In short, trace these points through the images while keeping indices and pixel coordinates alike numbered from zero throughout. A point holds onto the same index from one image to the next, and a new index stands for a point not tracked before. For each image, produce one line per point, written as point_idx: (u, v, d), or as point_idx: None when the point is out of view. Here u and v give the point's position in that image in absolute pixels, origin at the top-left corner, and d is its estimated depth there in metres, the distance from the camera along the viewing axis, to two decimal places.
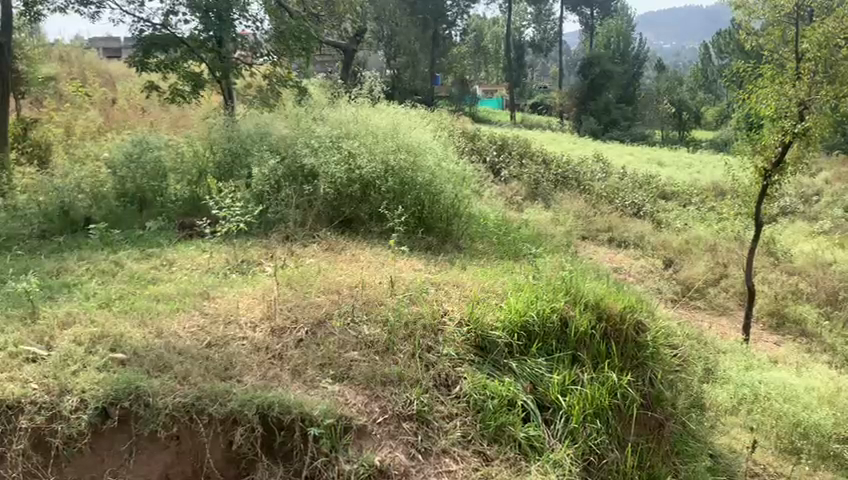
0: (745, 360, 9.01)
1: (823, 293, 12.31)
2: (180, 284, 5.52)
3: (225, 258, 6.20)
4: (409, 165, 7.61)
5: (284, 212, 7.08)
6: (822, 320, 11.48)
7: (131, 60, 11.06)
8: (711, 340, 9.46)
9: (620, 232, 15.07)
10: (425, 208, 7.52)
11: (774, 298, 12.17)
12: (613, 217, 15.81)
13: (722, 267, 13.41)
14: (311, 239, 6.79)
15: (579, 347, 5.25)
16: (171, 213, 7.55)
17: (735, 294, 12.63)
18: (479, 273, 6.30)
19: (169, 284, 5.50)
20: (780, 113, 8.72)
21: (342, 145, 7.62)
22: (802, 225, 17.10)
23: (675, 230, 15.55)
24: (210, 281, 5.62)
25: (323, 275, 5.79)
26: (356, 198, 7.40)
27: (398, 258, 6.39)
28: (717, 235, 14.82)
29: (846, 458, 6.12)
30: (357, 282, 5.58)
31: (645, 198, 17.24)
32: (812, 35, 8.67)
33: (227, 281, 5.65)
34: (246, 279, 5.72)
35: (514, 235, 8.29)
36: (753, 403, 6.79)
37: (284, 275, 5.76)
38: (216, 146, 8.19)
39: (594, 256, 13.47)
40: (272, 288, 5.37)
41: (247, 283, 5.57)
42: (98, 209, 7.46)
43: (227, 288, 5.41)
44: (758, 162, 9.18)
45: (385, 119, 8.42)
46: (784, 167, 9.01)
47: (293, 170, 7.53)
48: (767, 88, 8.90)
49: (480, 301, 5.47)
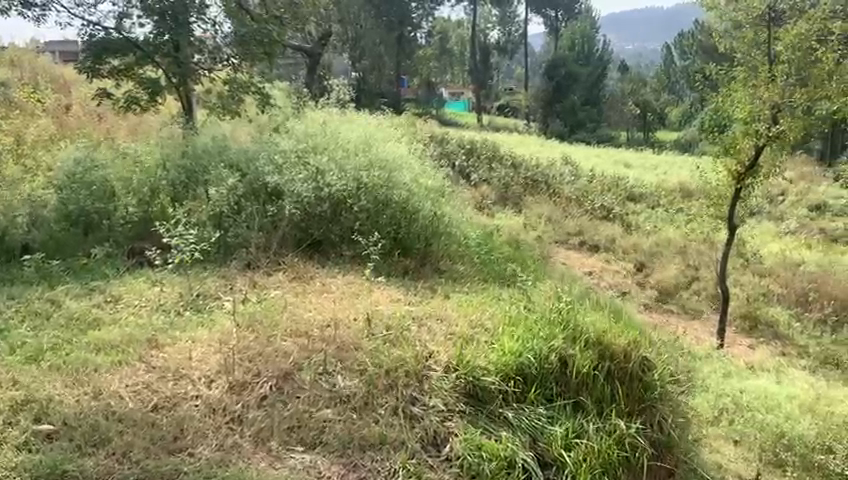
0: (723, 367, 8.44)
1: (792, 294, 12.01)
2: (124, 328, 4.78)
3: (178, 293, 5.51)
4: (384, 182, 6.96)
5: (246, 235, 6.42)
6: (792, 322, 11.16)
7: (79, 67, 10.22)
8: (689, 346, 8.93)
9: (590, 235, 14.58)
10: (403, 229, 6.87)
11: (746, 299, 11.71)
12: (582, 220, 15.29)
13: (692, 270, 13.07)
14: (277, 266, 6.16)
15: (581, 391, 4.67)
16: (119, 238, 6.77)
17: (707, 296, 12.29)
18: (465, 304, 5.67)
19: (112, 328, 4.78)
20: (754, 117, 8.15)
21: (309, 161, 6.93)
22: (770, 224, 16.87)
23: (645, 232, 15.16)
24: (159, 322, 4.92)
25: (290, 312, 5.10)
26: (326, 218, 6.73)
27: (374, 288, 5.77)
28: (686, 238, 14.54)
29: (832, 469, 5.29)
30: (328, 321, 4.92)
31: (614, 200, 16.85)
32: (786, 37, 8.33)
33: (179, 322, 4.95)
34: (201, 319, 5.02)
35: (494, 251, 7.70)
36: (734, 414, 6.15)
37: (243, 313, 5.05)
38: (170, 162, 7.37)
39: (567, 261, 13.00)
40: (231, 330, 4.68)
41: (203, 325, 4.88)
42: (35, 234, 6.65)
43: (181, 331, 4.74)
44: (729, 165, 8.47)
45: (357, 130, 7.72)
46: (757, 171, 8.37)
47: (255, 188, 6.83)
48: (740, 92, 8.31)
49: (468, 341, 4.84)
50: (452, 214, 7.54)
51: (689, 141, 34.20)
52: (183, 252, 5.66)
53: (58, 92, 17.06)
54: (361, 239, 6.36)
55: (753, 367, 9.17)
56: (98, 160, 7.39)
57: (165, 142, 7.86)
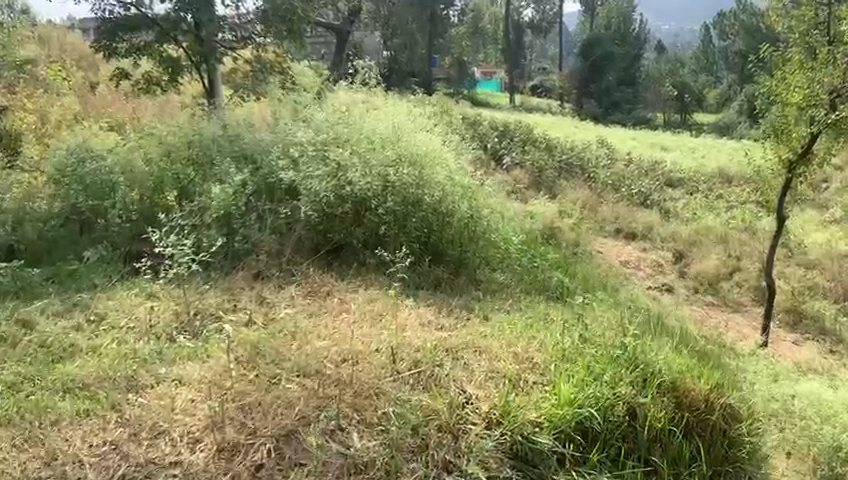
0: (770, 363, 7.44)
1: (842, 288, 10.91)
2: (102, 361, 3.99)
3: (173, 312, 4.74)
4: (414, 179, 6.07)
5: (257, 240, 5.66)
6: (840, 317, 10.16)
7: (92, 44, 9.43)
8: (734, 344, 7.93)
9: (626, 222, 13.29)
10: (435, 234, 6.02)
11: (792, 293, 10.59)
12: (619, 205, 14.09)
13: (734, 260, 11.91)
14: (290, 277, 5.37)
15: (653, 450, 3.81)
16: (116, 240, 5.94)
17: (750, 288, 11.23)
18: (511, 330, 4.77)
19: (89, 360, 3.99)
20: (809, 101, 7.11)
21: (329, 153, 6.04)
22: (819, 212, 15.63)
23: (686, 220, 14.04)
24: (145, 352, 4.12)
25: (301, 340, 4.28)
26: (348, 220, 5.92)
27: (401, 307, 4.96)
28: (728, 226, 13.28)
29: None
30: (346, 354, 4.10)
31: (652, 186, 15.40)
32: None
33: (169, 351, 4.15)
34: (197, 347, 4.22)
35: (535, 254, 6.80)
36: (784, 420, 4.92)
37: (244, 341, 4.22)
38: (175, 153, 6.52)
39: (605, 251, 12.00)
40: (229, 366, 3.86)
41: (197, 359, 4.07)
42: (25, 234, 5.92)
43: (169, 367, 3.91)
44: (782, 152, 7.53)
45: (384, 120, 6.80)
46: (812, 160, 7.43)
47: (268, 185, 6.02)
48: (798, 73, 7.23)
49: (515, 385, 4.00)
50: (491, 215, 6.65)
51: (728, 123, 32.61)
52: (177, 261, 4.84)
53: (77, 70, 16.33)
54: (386, 255, 5.56)
55: (802, 366, 8.13)
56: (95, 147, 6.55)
57: (172, 129, 7.01)
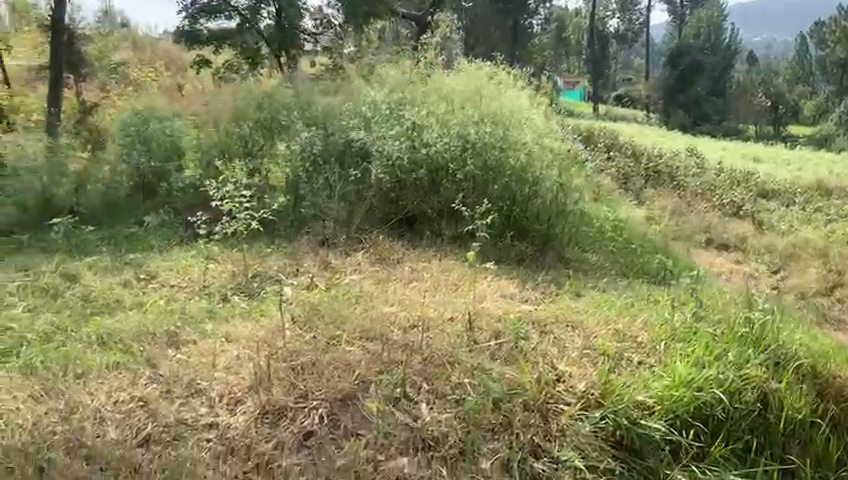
0: None
1: None
2: (144, 317, 3.54)
3: (230, 273, 4.30)
4: (496, 140, 5.26)
5: (325, 206, 5.20)
6: None
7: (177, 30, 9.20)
8: None
9: None
10: (520, 205, 5.30)
11: None
12: None
13: None
14: (357, 244, 4.90)
15: (787, 445, 3.13)
16: (178, 204, 5.63)
17: None
18: (608, 308, 4.10)
19: (130, 315, 3.57)
20: None
21: (403, 113, 5.40)
22: None
23: None
24: (192, 310, 3.66)
25: (365, 305, 3.75)
26: (423, 187, 5.31)
27: (480, 278, 4.36)
28: None
29: None
30: (417, 319, 3.56)
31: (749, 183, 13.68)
32: None
33: (218, 311, 3.68)
34: (251, 308, 3.74)
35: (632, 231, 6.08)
36: None
37: (302, 303, 3.70)
38: (246, 118, 5.93)
39: None
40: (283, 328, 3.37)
41: (248, 319, 3.58)
42: (86, 196, 5.62)
43: (218, 325, 3.44)
44: None
45: (473, 69, 5.89)
46: None
47: (337, 148, 5.41)
48: None
49: (614, 364, 3.37)
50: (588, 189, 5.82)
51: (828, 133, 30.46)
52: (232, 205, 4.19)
53: None
54: (466, 209, 4.93)
55: None
56: (160, 104, 6.15)
57: (240, 85, 6.51)
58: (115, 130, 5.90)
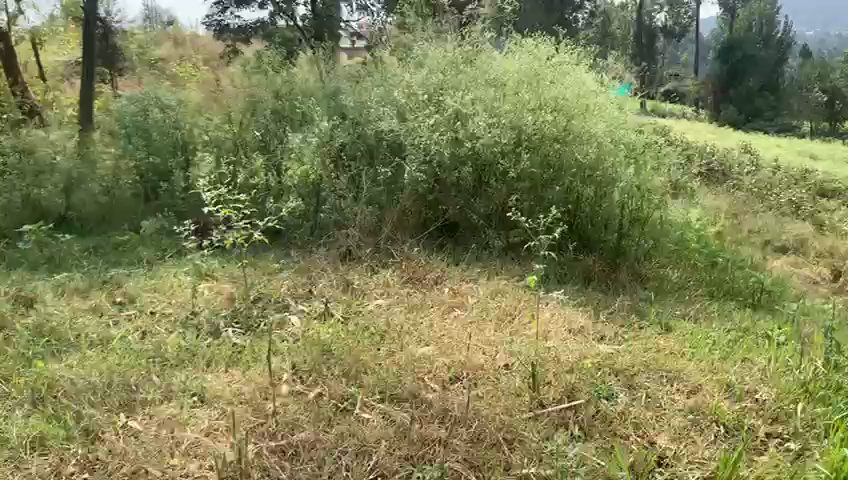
0: None
1: None
2: (101, 362, 2.69)
3: (227, 297, 3.44)
4: (559, 131, 4.23)
5: (351, 210, 4.33)
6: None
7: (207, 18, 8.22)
8: None
9: None
10: (586, 211, 4.34)
11: None
12: None
13: None
14: (387, 258, 4.01)
15: None
16: (181, 209, 4.78)
17: None
18: (708, 350, 3.16)
19: (87, 359, 2.74)
20: None
21: (443, 99, 4.37)
22: None
23: None
24: (168, 354, 2.82)
25: (393, 345, 2.85)
26: (467, 188, 4.37)
27: (539, 308, 3.42)
28: None
29: None
30: (461, 367, 2.66)
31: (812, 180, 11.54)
32: None
33: (201, 355, 2.81)
34: (243, 350, 2.87)
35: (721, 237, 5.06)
36: None
37: (310, 344, 2.80)
38: (261, 107, 4.90)
39: None
40: (279, 380, 2.52)
41: (236, 367, 2.72)
42: (76, 197, 4.82)
43: (195, 374, 2.58)
44: None
45: (528, 42, 4.75)
46: None
47: (365, 143, 4.52)
48: None
49: (730, 440, 2.47)
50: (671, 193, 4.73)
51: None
52: (228, 210, 3.24)
53: None
54: (525, 220, 3.80)
55: None
56: (162, 87, 5.25)
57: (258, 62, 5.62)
58: (113, 121, 5.08)
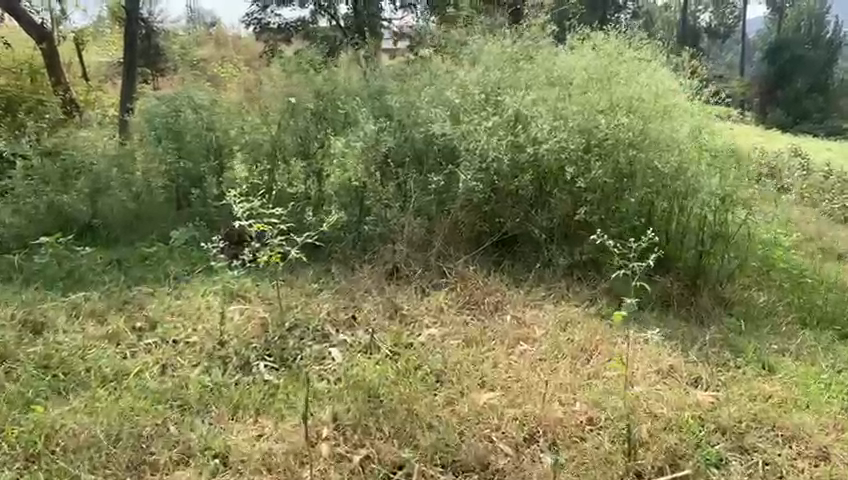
0: None
1: None
2: (111, 406, 2.31)
3: (260, 324, 3.01)
4: (635, 135, 3.71)
5: (398, 224, 3.91)
6: None
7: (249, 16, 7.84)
8: None
9: None
10: (663, 224, 3.85)
11: None
12: None
13: None
14: (438, 279, 3.57)
15: None
16: (213, 217, 4.39)
17: None
18: (826, 400, 2.64)
19: (95, 401, 2.35)
20: None
21: (501, 99, 3.90)
22: None
23: None
24: (188, 395, 2.41)
25: (452, 393, 2.41)
26: (528, 198, 3.89)
27: (617, 340, 2.95)
28: None
29: None
30: (534, 423, 2.24)
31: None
32: None
33: (227, 398, 2.40)
34: (275, 394, 2.43)
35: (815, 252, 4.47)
36: None
37: (355, 389, 2.39)
38: (302, 107, 4.36)
39: None
40: (319, 438, 2.14)
41: (267, 416, 2.31)
42: (102, 204, 4.45)
43: (219, 428, 2.21)
44: None
45: (597, 36, 4.25)
46: None
47: (414, 147, 4.06)
48: None
49: None
50: (765, 208, 4.13)
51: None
52: (261, 224, 2.86)
53: None
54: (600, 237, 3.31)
55: None
56: (195, 84, 4.82)
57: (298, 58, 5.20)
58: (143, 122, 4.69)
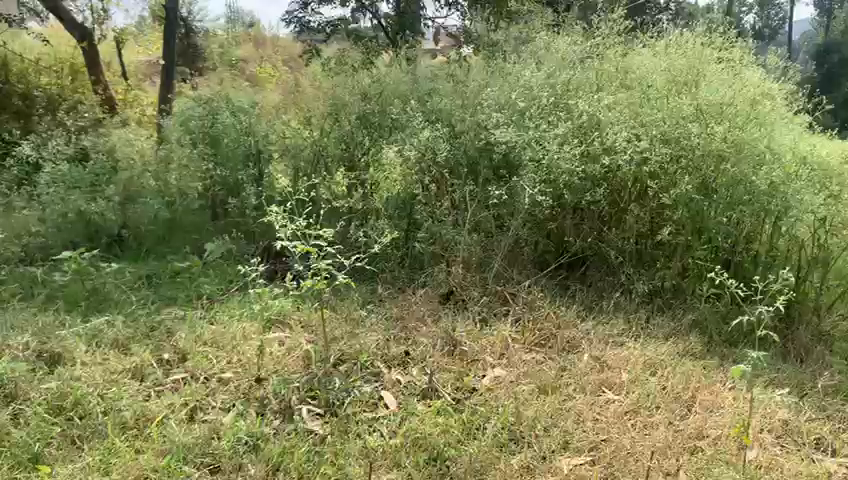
0: None
1: None
2: (125, 470, 1.97)
3: (302, 359, 2.62)
4: (731, 146, 3.27)
5: (453, 243, 3.47)
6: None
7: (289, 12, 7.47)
8: None
9: None
10: (755, 247, 3.40)
11: None
12: None
13: None
14: (500, 306, 3.18)
15: None
16: (249, 229, 4.05)
17: None
18: None
19: (111, 461, 2.00)
20: None
21: (571, 105, 3.49)
22: None
23: None
24: (219, 453, 2.06)
25: (531, 462, 2.02)
26: (598, 215, 3.50)
27: (717, 388, 2.55)
28: None
29: None
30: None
31: None
32: None
33: (263, 460, 2.03)
34: (323, 452, 2.07)
35: None
36: None
37: (419, 450, 2.06)
38: (349, 111, 4.05)
39: None
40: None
41: None
42: (132, 212, 4.13)
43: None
44: None
45: (677, 37, 3.81)
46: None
47: (471, 154, 3.65)
48: None
49: None
50: None
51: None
52: (307, 245, 2.50)
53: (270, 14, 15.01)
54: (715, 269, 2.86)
55: None
56: (233, 84, 4.47)
57: (343, 57, 4.82)
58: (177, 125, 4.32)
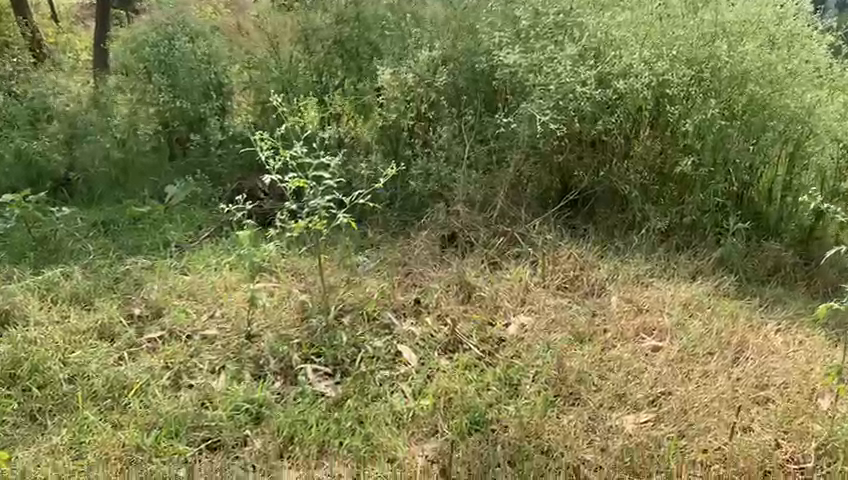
0: None
1: None
2: (105, 451, 1.68)
3: (296, 311, 2.21)
4: (760, 66, 2.97)
5: (452, 180, 3.12)
6: None
7: None
8: None
9: None
10: (775, 179, 3.13)
11: None
12: None
13: None
14: (509, 247, 2.89)
15: None
16: (213, 167, 3.57)
17: None
18: None
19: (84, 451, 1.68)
20: None
21: (580, 23, 3.15)
22: None
23: None
24: (218, 424, 1.77)
25: (588, 423, 1.82)
26: (608, 147, 3.15)
27: (764, 330, 2.31)
28: None
29: None
30: (721, 466, 1.67)
31: None
32: None
33: (271, 431, 1.77)
34: (343, 419, 1.83)
35: None
36: None
37: (459, 413, 1.83)
38: (320, 36, 3.57)
39: None
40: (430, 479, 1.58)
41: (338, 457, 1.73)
42: (81, 152, 3.61)
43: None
44: None
45: None
46: None
47: (464, 82, 3.29)
48: None
49: None
50: None
51: None
52: (302, 181, 2.16)
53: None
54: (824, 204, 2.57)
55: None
56: None
57: None
58: (124, 52, 3.73)
